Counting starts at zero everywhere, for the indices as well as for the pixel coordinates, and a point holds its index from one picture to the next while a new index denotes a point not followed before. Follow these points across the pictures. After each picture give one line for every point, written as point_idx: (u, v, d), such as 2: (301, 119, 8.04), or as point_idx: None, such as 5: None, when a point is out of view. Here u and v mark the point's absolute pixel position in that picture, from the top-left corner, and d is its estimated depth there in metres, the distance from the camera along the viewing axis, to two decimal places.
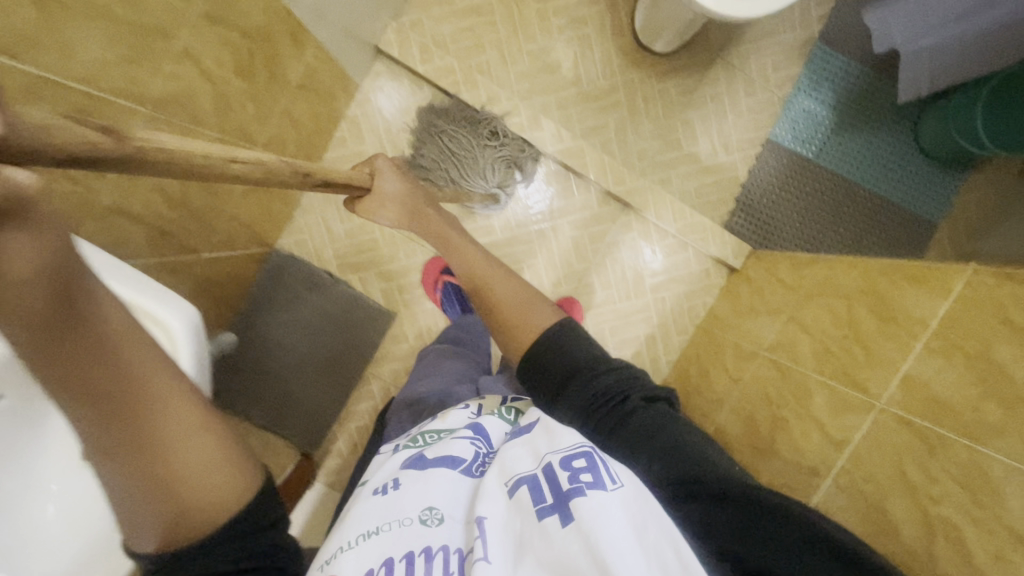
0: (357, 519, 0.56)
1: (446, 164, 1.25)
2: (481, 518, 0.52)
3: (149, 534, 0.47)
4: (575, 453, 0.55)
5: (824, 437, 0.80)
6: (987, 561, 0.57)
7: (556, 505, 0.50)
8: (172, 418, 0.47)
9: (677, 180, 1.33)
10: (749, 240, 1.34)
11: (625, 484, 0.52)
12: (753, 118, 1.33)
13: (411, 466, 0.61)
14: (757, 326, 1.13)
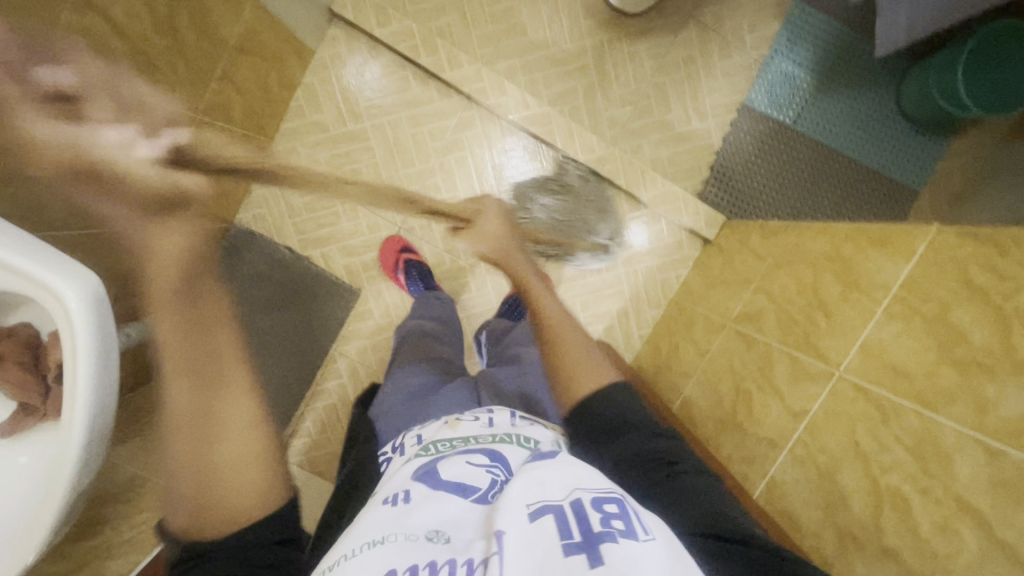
0: (359, 532, 0.49)
1: (560, 229, 1.25)
2: (499, 532, 0.44)
3: (185, 516, 0.51)
4: (608, 498, 0.49)
5: (783, 407, 0.78)
6: (934, 531, 0.55)
7: (584, 545, 0.44)
8: (232, 407, 0.54)
9: (648, 148, 1.28)
10: (724, 210, 1.29)
11: (657, 538, 0.46)
12: (728, 83, 1.27)
13: (422, 478, 0.55)
14: (726, 297, 1.10)
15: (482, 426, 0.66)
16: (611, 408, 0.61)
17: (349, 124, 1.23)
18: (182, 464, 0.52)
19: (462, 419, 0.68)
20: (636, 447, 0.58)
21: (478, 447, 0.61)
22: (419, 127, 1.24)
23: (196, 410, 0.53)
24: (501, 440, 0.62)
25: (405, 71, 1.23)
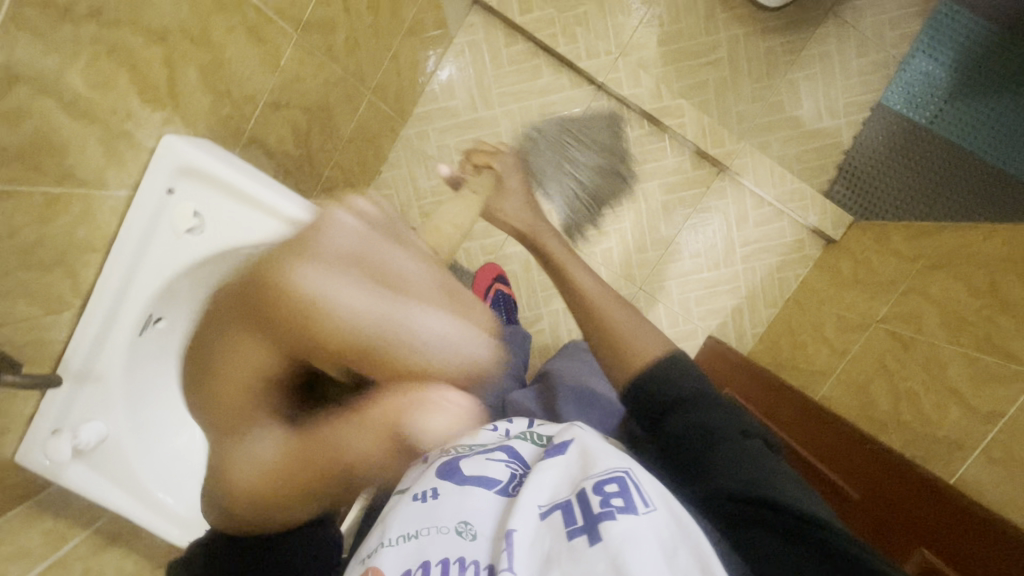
0: (397, 522, 0.61)
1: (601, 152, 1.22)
2: (510, 531, 0.53)
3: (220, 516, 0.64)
4: (609, 478, 0.56)
5: (965, 409, 0.76)
6: None
7: (586, 526, 0.51)
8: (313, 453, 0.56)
9: (776, 145, 1.27)
10: (849, 209, 1.27)
11: (657, 508, 0.52)
12: (863, 80, 1.25)
13: (445, 476, 0.64)
14: (866, 297, 1.08)
15: (490, 430, 0.74)
16: (656, 383, 0.64)
17: (481, 110, 1.26)
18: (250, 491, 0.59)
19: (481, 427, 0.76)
20: (682, 427, 0.60)
21: (494, 449, 0.69)
22: (548, 114, 1.27)
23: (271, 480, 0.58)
24: (516, 438, 0.71)
25: (538, 59, 1.25)
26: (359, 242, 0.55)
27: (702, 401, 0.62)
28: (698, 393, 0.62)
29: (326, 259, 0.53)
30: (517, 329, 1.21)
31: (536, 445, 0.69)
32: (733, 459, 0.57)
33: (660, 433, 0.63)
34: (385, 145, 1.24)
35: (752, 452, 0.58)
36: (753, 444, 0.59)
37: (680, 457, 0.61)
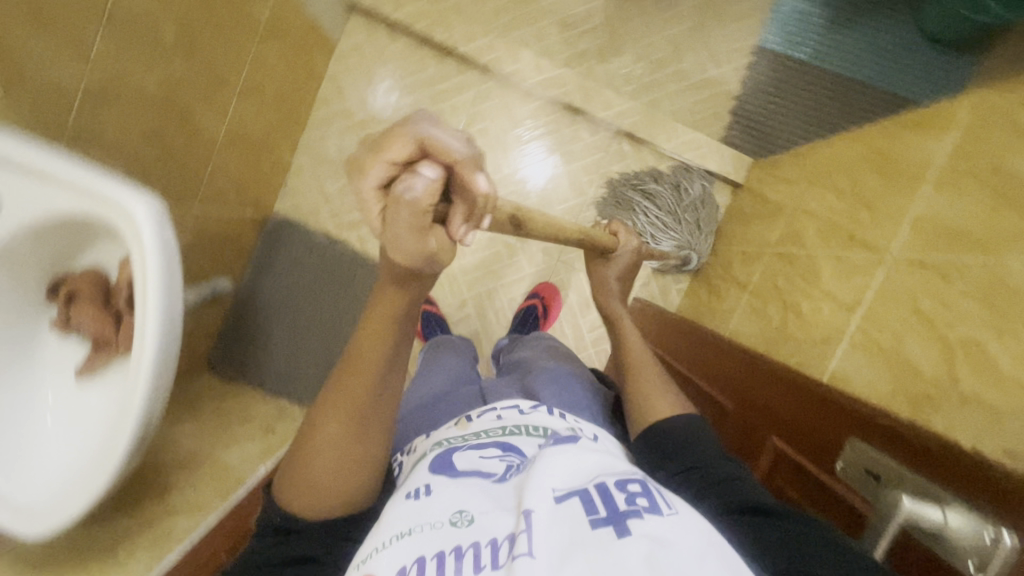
0: (387, 521, 0.46)
1: (654, 201, 1.22)
2: (526, 512, 0.42)
3: (300, 494, 0.55)
4: (630, 479, 0.47)
5: (835, 305, 0.75)
6: (1008, 362, 0.49)
7: (610, 519, 0.42)
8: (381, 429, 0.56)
9: (667, 101, 1.30)
10: (749, 152, 1.28)
11: (682, 513, 0.44)
12: (740, 27, 1.28)
13: (437, 468, 0.51)
14: (761, 229, 1.08)
15: (493, 416, 0.60)
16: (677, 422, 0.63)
17: (376, 109, 1.31)
18: (338, 454, 0.54)
19: (474, 418, 0.61)
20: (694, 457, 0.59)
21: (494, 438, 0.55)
22: (441, 103, 1.31)
23: (365, 409, 0.54)
24: (510, 431, 0.57)
25: (422, 52, 1.30)
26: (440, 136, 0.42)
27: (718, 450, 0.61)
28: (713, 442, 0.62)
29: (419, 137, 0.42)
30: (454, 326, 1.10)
31: (538, 438, 0.56)
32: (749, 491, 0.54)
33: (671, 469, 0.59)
34: (283, 153, 1.27)
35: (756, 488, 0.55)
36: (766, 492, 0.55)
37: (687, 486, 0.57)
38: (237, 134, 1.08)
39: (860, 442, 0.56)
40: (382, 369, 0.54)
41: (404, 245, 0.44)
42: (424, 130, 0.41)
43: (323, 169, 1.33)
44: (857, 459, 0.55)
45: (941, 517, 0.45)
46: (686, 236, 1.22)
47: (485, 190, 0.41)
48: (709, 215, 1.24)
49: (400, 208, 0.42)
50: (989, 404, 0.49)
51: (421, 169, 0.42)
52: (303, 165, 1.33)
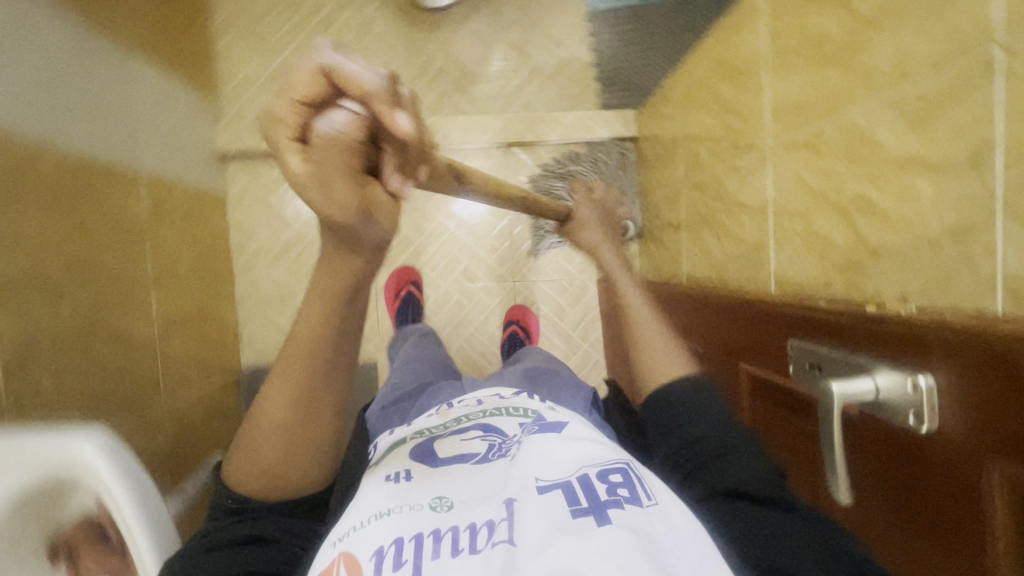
0: (364, 504, 0.47)
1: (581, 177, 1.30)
2: (508, 501, 0.45)
3: (252, 477, 0.56)
4: (613, 467, 0.49)
5: (749, 210, 0.78)
6: (888, 202, 0.51)
7: (590, 508, 0.43)
8: (331, 409, 0.57)
9: (535, 97, 1.35)
10: (631, 103, 1.31)
11: (662, 501, 0.46)
12: (565, 5, 1.34)
13: (421, 462, 0.54)
14: (669, 168, 1.12)
15: (472, 404, 0.68)
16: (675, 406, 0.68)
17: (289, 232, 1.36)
18: (290, 435, 0.55)
19: (453, 407, 0.68)
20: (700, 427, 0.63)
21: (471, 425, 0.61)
22: None
23: (314, 393, 0.55)
24: (492, 414, 0.64)
25: None
26: (343, 68, 0.35)
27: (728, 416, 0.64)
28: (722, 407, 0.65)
29: (329, 76, 0.35)
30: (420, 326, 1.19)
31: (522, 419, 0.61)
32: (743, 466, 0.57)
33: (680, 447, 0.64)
34: (224, 312, 1.31)
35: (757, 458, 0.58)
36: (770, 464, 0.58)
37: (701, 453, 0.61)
38: (173, 319, 1.11)
39: (799, 340, 0.59)
40: (324, 356, 0.54)
41: (340, 198, 0.39)
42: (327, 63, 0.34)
43: (269, 309, 1.39)
44: (801, 355, 0.58)
45: (873, 387, 0.46)
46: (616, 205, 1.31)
47: (406, 135, 0.35)
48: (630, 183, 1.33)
49: (326, 150, 0.37)
50: (895, 253, 0.51)
51: (342, 103, 0.37)
52: (250, 312, 1.39)
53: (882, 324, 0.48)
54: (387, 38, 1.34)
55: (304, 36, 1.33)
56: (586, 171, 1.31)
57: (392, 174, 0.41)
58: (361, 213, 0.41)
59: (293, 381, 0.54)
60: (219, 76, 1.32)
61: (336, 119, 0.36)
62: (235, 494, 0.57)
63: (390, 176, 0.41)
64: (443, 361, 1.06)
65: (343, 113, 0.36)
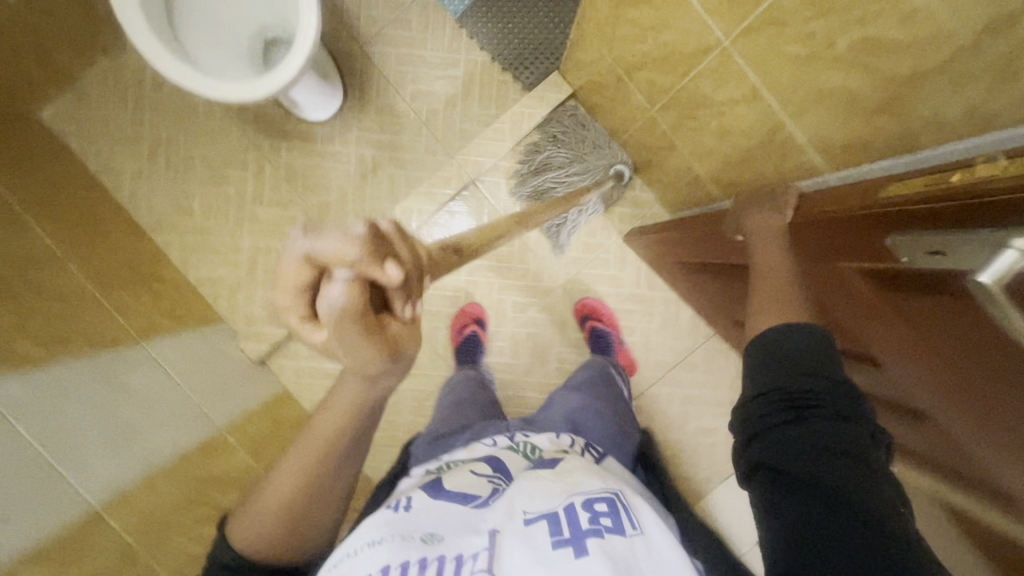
0: (362, 530, 0.52)
1: (553, 156, 1.28)
2: (491, 532, 0.50)
3: (256, 532, 0.59)
4: (597, 498, 0.53)
5: (738, 103, 0.76)
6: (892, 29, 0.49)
7: (571, 539, 0.48)
8: (347, 474, 0.62)
9: (467, 124, 1.33)
10: (551, 67, 1.28)
11: (645, 532, 0.50)
12: (435, 31, 1.32)
13: (426, 489, 0.58)
14: (627, 102, 1.09)
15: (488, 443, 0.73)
16: (782, 355, 0.56)
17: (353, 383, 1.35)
18: (302, 493, 0.59)
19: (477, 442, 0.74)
20: (783, 381, 0.54)
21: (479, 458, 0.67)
22: None
23: (335, 460, 0.59)
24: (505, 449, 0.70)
25: None
26: (319, 241, 0.40)
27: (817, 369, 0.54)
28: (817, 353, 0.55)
29: (313, 251, 0.40)
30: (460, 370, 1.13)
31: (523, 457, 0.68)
32: (814, 436, 0.51)
33: (752, 404, 0.56)
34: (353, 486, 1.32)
35: (836, 423, 0.51)
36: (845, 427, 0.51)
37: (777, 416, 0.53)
38: None
39: (904, 235, 0.48)
40: (355, 430, 0.58)
41: (364, 350, 0.46)
42: (302, 249, 0.39)
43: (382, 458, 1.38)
44: (910, 242, 0.47)
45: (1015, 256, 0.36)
46: (599, 159, 1.28)
47: (398, 280, 0.41)
48: (597, 130, 1.28)
49: (340, 321, 0.42)
50: (934, 68, 0.48)
51: (332, 274, 0.41)
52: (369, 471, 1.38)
53: (964, 191, 0.41)
54: (314, 166, 1.32)
55: (249, 215, 1.32)
56: (554, 153, 1.28)
57: (401, 304, 0.47)
58: (392, 346, 0.47)
59: (312, 465, 0.59)
60: (206, 297, 1.30)
61: (328, 291, 0.41)
62: (233, 544, 0.60)
63: (400, 306, 0.47)
64: (489, 403, 1.00)
65: (332, 282, 0.41)
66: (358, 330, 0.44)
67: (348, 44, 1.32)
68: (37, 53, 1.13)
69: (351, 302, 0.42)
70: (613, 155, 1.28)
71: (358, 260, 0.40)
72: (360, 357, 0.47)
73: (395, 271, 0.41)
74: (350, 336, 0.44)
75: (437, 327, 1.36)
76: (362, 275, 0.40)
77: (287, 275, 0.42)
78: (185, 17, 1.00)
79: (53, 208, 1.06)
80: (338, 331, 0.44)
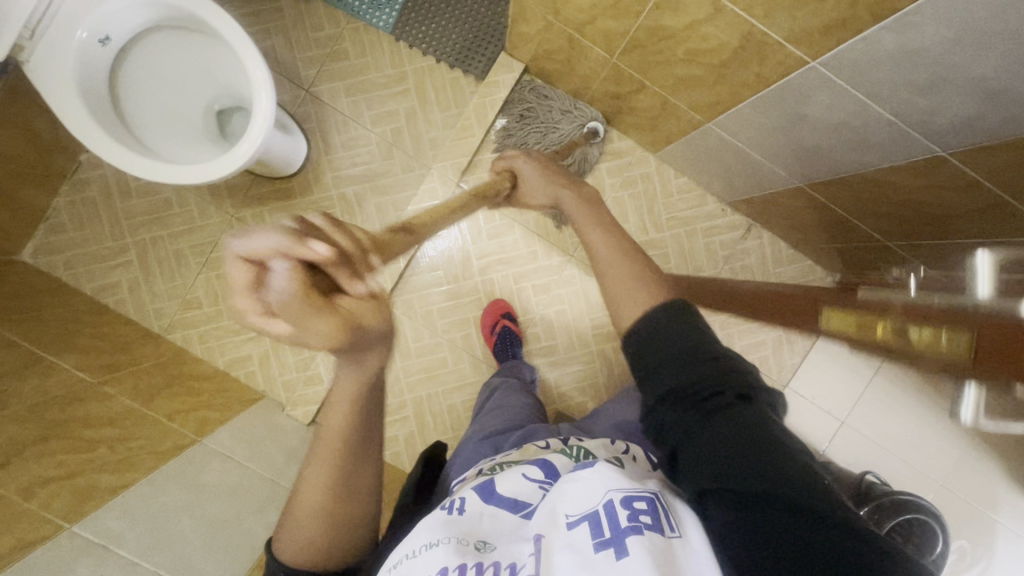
0: (417, 532, 0.51)
1: (530, 134, 1.30)
2: (537, 538, 0.47)
3: (295, 545, 0.57)
4: (637, 495, 0.47)
5: (707, 18, 0.76)
6: None
7: (611, 541, 0.43)
8: (369, 471, 0.58)
9: (434, 131, 1.32)
10: (495, 49, 1.28)
11: (688, 534, 0.43)
12: (376, 51, 1.31)
13: (479, 486, 0.55)
14: (583, 57, 1.09)
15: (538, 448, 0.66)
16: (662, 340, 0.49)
17: (406, 413, 1.35)
18: (328, 496, 0.56)
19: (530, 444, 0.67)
20: (681, 381, 0.46)
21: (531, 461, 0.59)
22: (410, 353, 1.35)
23: (353, 461, 0.56)
24: (560, 450, 0.62)
25: None
26: (247, 241, 0.39)
27: (706, 351, 0.47)
28: (699, 340, 0.48)
29: (242, 250, 0.39)
30: (500, 374, 1.05)
31: (574, 457, 0.60)
32: (734, 430, 0.43)
33: (657, 410, 0.47)
34: None
35: (744, 407, 0.45)
36: (755, 409, 0.45)
37: (687, 418, 0.45)
38: None
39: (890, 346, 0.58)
40: (363, 425, 0.55)
41: (326, 332, 0.41)
42: (235, 253, 0.39)
43: None
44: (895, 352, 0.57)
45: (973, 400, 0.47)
46: (574, 125, 1.28)
47: (329, 254, 0.41)
48: (563, 95, 1.28)
49: (291, 310, 0.40)
50: None
51: (272, 267, 0.40)
52: None
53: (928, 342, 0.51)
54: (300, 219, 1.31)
55: None
56: (527, 132, 1.30)
57: (348, 280, 0.44)
58: (352, 322, 0.43)
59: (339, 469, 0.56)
60: (240, 378, 1.30)
61: (273, 280, 0.40)
62: (275, 560, 0.58)
63: (349, 284, 0.44)
64: (530, 406, 0.91)
65: (274, 266, 0.40)
66: (314, 304, 0.40)
67: (294, 92, 1.31)
68: (3, 201, 1.13)
69: (295, 283, 0.40)
70: (588, 118, 1.28)
71: (285, 243, 0.40)
72: (322, 343, 0.42)
73: (321, 244, 0.41)
74: (303, 320, 0.40)
75: (468, 334, 1.37)
76: (294, 254, 0.40)
77: (235, 289, 0.40)
78: (140, 119, 1.00)
79: (70, 338, 1.06)
80: (293, 320, 0.40)
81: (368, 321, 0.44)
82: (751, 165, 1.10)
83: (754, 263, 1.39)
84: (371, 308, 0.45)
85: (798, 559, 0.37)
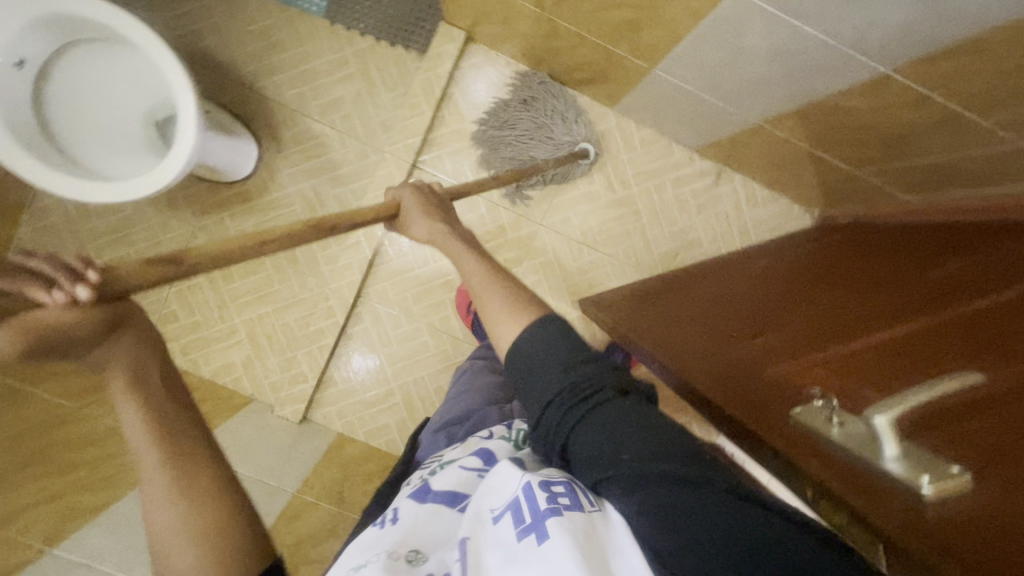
0: (355, 550, 0.51)
1: (522, 127, 1.27)
2: (462, 541, 0.48)
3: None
4: (553, 479, 0.48)
5: None
6: None
7: (533, 526, 0.44)
8: (194, 452, 0.57)
9: (382, 113, 1.29)
10: (432, 19, 1.23)
11: (605, 508, 0.45)
12: (312, 37, 1.27)
13: (414, 494, 0.56)
14: (517, 16, 1.04)
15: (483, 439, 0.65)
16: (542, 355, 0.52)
17: (394, 401, 1.36)
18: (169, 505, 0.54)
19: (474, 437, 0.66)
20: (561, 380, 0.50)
21: (468, 455, 0.60)
22: (391, 341, 1.35)
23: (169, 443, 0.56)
24: (498, 440, 0.62)
25: (344, 354, 1.35)
26: None
27: (580, 357, 0.52)
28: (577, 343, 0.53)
29: None
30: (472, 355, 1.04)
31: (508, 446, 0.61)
32: (620, 416, 0.47)
33: (546, 410, 0.50)
34: None
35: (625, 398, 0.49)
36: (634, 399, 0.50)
37: (574, 409, 0.49)
38: None
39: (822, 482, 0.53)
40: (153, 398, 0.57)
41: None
42: None
43: None
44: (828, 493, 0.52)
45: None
46: (564, 121, 1.27)
47: None
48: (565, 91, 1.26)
49: None
50: None
51: None
52: None
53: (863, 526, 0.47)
54: (262, 221, 1.30)
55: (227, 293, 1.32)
56: (515, 118, 1.26)
57: (44, 293, 0.48)
58: (40, 332, 0.47)
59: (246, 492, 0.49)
60: (227, 385, 1.32)
61: None
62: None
63: (47, 296, 0.48)
64: (497, 386, 0.90)
65: None
66: None
67: (235, 90, 1.27)
68: None
69: None
70: (580, 114, 1.27)
71: None
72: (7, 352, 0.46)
73: None
74: None
75: (446, 315, 1.36)
76: None
77: None
78: (71, 137, 0.98)
79: None
80: None
81: (60, 330, 0.48)
82: (703, 108, 1.05)
83: (728, 210, 1.34)
84: (65, 315, 0.49)
85: (707, 531, 0.39)
